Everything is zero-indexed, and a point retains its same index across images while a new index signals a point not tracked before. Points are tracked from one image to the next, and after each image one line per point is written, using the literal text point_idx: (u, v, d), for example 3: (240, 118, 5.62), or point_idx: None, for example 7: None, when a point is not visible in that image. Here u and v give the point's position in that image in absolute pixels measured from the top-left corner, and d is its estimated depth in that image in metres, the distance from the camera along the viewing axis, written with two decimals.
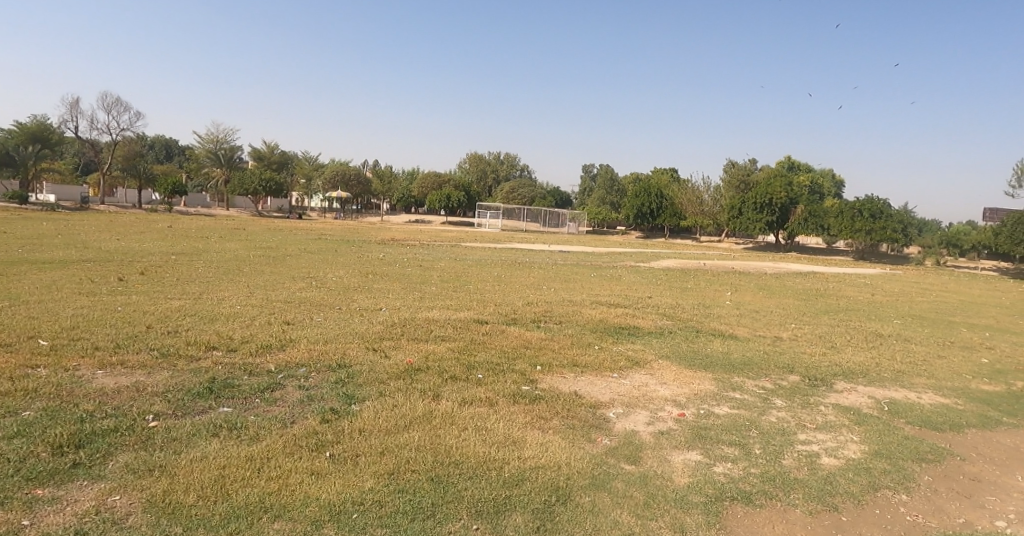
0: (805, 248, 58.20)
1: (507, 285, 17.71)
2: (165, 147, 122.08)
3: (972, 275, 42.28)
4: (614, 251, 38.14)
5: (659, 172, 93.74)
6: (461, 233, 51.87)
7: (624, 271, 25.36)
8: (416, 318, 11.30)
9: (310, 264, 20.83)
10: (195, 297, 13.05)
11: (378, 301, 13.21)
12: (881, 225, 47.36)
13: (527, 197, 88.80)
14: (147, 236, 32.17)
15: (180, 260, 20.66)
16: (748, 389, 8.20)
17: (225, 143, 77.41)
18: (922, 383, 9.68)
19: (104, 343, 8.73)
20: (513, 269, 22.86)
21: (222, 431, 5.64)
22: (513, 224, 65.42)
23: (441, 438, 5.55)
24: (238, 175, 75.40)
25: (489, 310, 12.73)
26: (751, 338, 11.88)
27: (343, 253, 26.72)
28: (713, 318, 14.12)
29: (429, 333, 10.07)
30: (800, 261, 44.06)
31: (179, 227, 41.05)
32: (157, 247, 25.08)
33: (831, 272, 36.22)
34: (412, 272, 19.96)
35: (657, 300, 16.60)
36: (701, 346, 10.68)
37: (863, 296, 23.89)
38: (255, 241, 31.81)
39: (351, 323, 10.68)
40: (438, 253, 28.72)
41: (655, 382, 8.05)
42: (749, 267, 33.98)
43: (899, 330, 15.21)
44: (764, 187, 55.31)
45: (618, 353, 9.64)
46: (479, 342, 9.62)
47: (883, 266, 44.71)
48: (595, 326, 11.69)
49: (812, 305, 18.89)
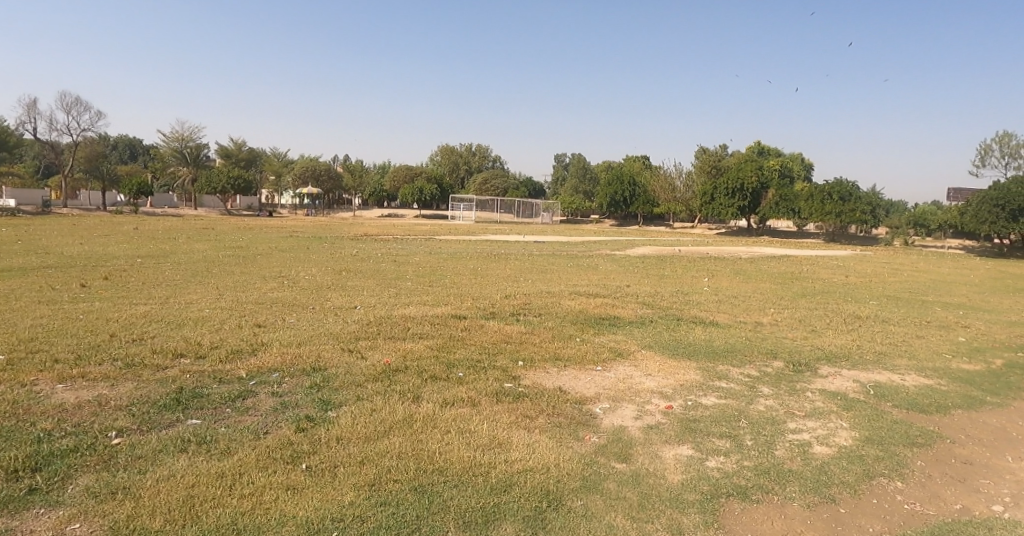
0: (777, 231, 58.75)
1: (484, 278, 17.46)
2: (129, 146, 119.26)
3: (940, 254, 42.99)
4: (589, 240, 38.04)
5: (631, 160, 93.96)
6: (436, 226, 51.40)
7: (601, 260, 25.26)
8: (393, 316, 11.00)
9: (282, 263, 20.36)
10: (161, 302, 12.60)
11: (352, 299, 12.88)
12: (851, 206, 47.93)
13: (500, 188, 88.46)
14: (112, 238, 31.31)
15: (146, 262, 20.06)
16: (734, 377, 8.07)
17: (190, 141, 75.80)
18: (904, 364, 9.66)
19: (63, 354, 8.31)
20: (490, 261, 22.60)
21: (190, 446, 5.34)
22: (487, 216, 65.10)
23: (423, 444, 5.31)
24: (205, 174, 73.92)
25: (467, 304, 12.47)
26: (733, 324, 11.79)
27: (315, 250, 26.23)
28: (692, 304, 14.03)
29: (406, 331, 9.78)
30: (773, 245, 44.41)
31: (145, 229, 40.06)
32: (122, 250, 24.35)
33: (804, 254, 36.55)
34: (387, 268, 19.61)
35: (636, 288, 16.48)
36: (683, 334, 10.55)
37: (837, 278, 24.06)
38: (224, 240, 31.12)
39: (325, 324, 10.36)
40: (413, 248, 28.36)
41: (640, 373, 7.88)
42: (724, 252, 34.10)
43: (876, 311, 15.27)
44: (735, 172, 55.66)
45: (601, 344, 9.46)
46: (458, 338, 9.36)
47: (854, 247, 45.31)
48: (576, 317, 11.49)
49: (789, 288, 18.93)
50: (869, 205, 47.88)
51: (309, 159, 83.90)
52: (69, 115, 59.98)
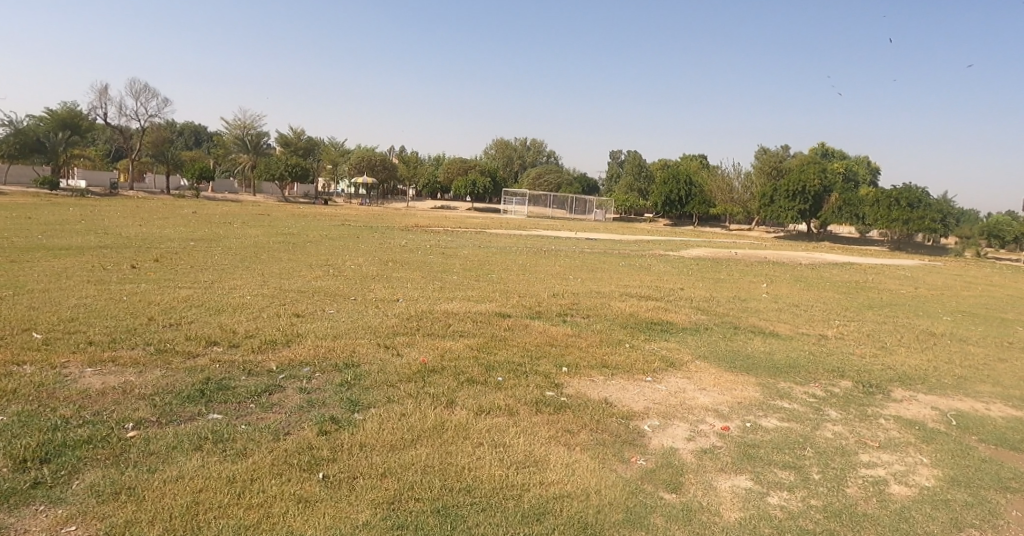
0: (839, 237, 56.41)
1: (531, 275, 16.95)
2: (194, 133, 123.08)
3: (1017, 268, 40.43)
4: (642, 239, 37.10)
5: (687, 159, 91.97)
6: (487, 219, 51.17)
7: (654, 261, 24.44)
8: (434, 311, 10.61)
9: (330, 252, 20.32)
10: (205, 287, 12.53)
11: (395, 292, 12.56)
12: (919, 214, 45.53)
13: (553, 184, 87.85)
14: (171, 221, 32.06)
15: (198, 247, 20.29)
16: (798, 397, 7.38)
17: (252, 129, 77.63)
18: (989, 391, 8.73)
19: (98, 336, 8.20)
20: (538, 258, 22.07)
21: (206, 444, 5.06)
22: (539, 211, 64.62)
23: (451, 457, 4.87)
24: (265, 161, 75.55)
25: (512, 301, 12.01)
26: (795, 336, 11.01)
27: (364, 240, 26.20)
28: (750, 312, 13.24)
29: (446, 327, 9.36)
30: (834, 251, 42.58)
31: (204, 213, 41.02)
32: (178, 234, 24.79)
33: (868, 263, 34.81)
34: (434, 260, 19.33)
35: (690, 292, 15.74)
36: (741, 345, 9.84)
37: (905, 290, 22.69)
38: (277, 227, 31.53)
39: (364, 316, 10.03)
40: (462, 240, 28.08)
41: (693, 387, 7.27)
42: (783, 257, 32.69)
43: (951, 328, 14.15)
44: (797, 174, 53.71)
45: (651, 352, 8.85)
46: (500, 338, 8.89)
47: (922, 257, 43.05)
48: (625, 321, 10.88)
49: (854, 299, 17.83)
50: (940, 213, 45.44)
51: (365, 150, 84.87)
52: (138, 101, 62.10)
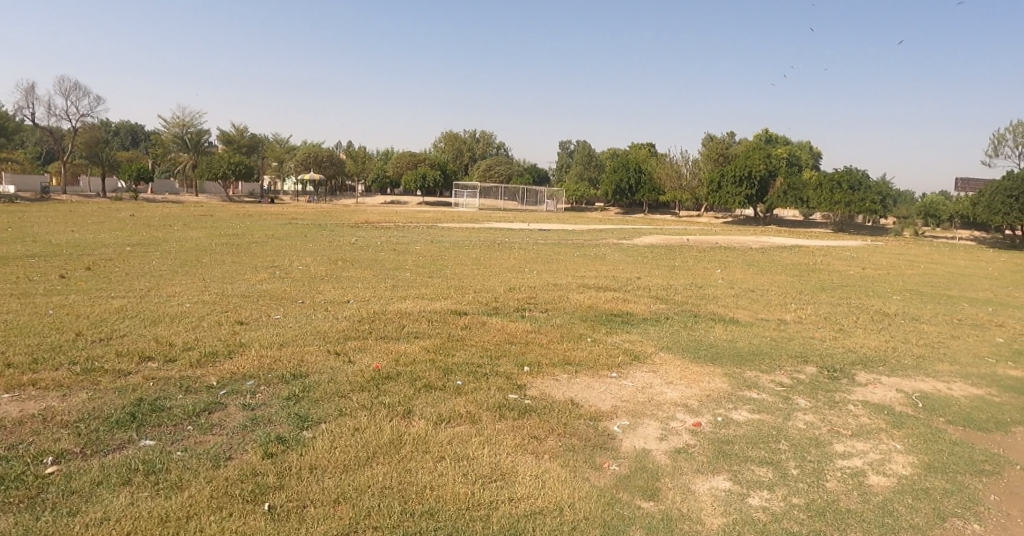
0: (785, 220, 57.66)
1: (487, 269, 16.57)
2: (130, 133, 118.43)
3: (953, 245, 41.93)
4: (596, 228, 37.07)
5: (637, 147, 92.77)
6: (439, 213, 50.56)
7: (608, 250, 24.36)
8: (387, 311, 10.13)
9: (276, 252, 19.53)
10: (140, 296, 11.76)
11: (345, 292, 12.02)
12: (861, 196, 46.81)
13: (504, 175, 87.51)
14: (106, 226, 30.60)
15: (135, 252, 19.27)
16: (765, 386, 7.21)
17: (191, 127, 75.00)
18: (948, 370, 8.76)
19: (16, 357, 7.48)
20: (492, 251, 21.71)
21: (135, 477, 4.56)
22: (491, 204, 64.24)
23: (410, 475, 4.50)
24: (207, 160, 73.05)
25: (468, 298, 11.62)
26: (755, 322, 10.92)
27: (312, 238, 25.39)
28: (708, 299, 13.15)
29: (400, 329, 8.91)
30: (781, 234, 43.44)
31: (142, 216, 39.31)
32: (113, 238, 23.58)
33: (815, 245, 35.54)
34: (386, 257, 18.77)
35: (647, 280, 15.61)
36: (703, 334, 9.67)
37: (853, 270, 23.14)
38: (220, 228, 30.33)
39: (312, 321, 9.50)
40: (414, 236, 27.49)
41: (660, 381, 7.02)
42: (733, 242, 33.11)
43: (902, 307, 14.35)
44: (743, 160, 54.66)
45: (614, 346, 8.59)
46: (458, 338, 8.49)
47: (864, 237, 44.30)
48: (585, 313, 10.61)
49: (806, 281, 18.02)
50: (880, 195, 46.81)
51: (311, 146, 82.94)
52: (68, 101, 59.20)
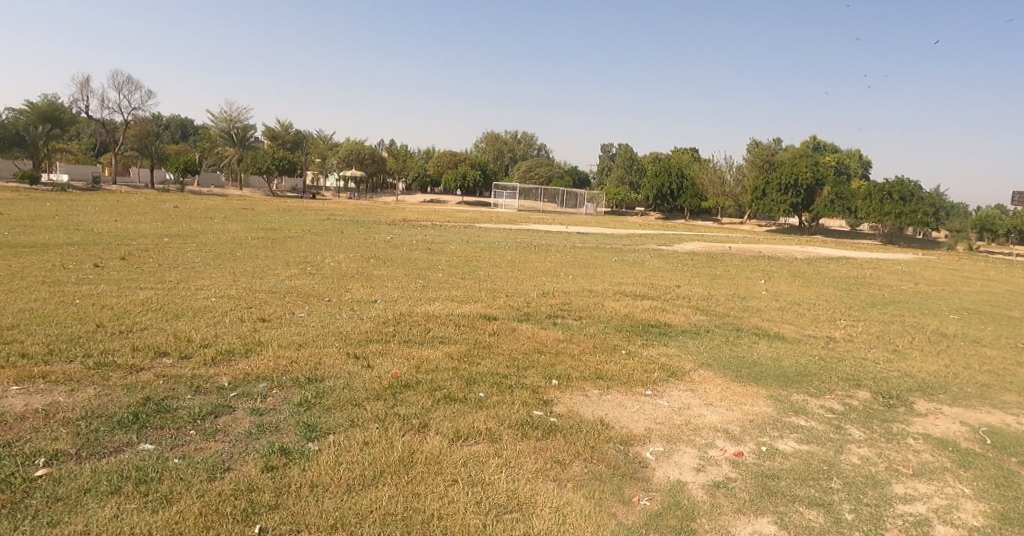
0: (831, 231, 55.92)
1: (520, 272, 16.14)
2: (181, 127, 121.54)
3: (1010, 262, 39.99)
4: (635, 233, 36.32)
5: (680, 152, 91.40)
6: (477, 213, 50.40)
7: (646, 256, 23.70)
8: (414, 313, 9.77)
9: (310, 248, 19.40)
10: (168, 289, 11.64)
11: (374, 291, 11.71)
12: (912, 208, 45.06)
13: (544, 177, 87.09)
14: (149, 216, 31.07)
15: (172, 243, 19.35)
16: (814, 412, 6.62)
17: (238, 122, 76.37)
18: (1016, 401, 8.03)
19: (33, 348, 7.32)
20: (527, 253, 21.25)
21: (126, 485, 4.27)
22: (530, 205, 63.82)
23: (418, 501, 4.13)
24: (252, 154, 74.13)
25: (499, 302, 11.20)
26: (802, 339, 10.25)
27: (347, 235, 25.31)
28: (751, 312, 12.48)
29: (425, 333, 8.53)
30: (827, 245, 42.04)
31: (186, 207, 39.93)
32: (154, 230, 23.83)
33: (864, 257, 34.22)
34: (419, 256, 18.50)
35: (686, 289, 15.00)
36: (745, 350, 9.07)
37: (905, 285, 22.09)
38: (259, 222, 30.52)
39: (336, 321, 9.18)
40: (450, 235, 27.24)
41: (699, 402, 6.50)
42: (777, 251, 32.02)
43: (961, 328, 13.46)
44: (789, 167, 53.17)
45: (650, 360, 8.06)
46: (485, 345, 8.07)
47: (915, 251, 42.57)
48: (620, 323, 10.10)
49: (855, 296, 17.14)
50: (932, 207, 44.98)
51: (354, 142, 83.57)
52: (120, 93, 60.66)
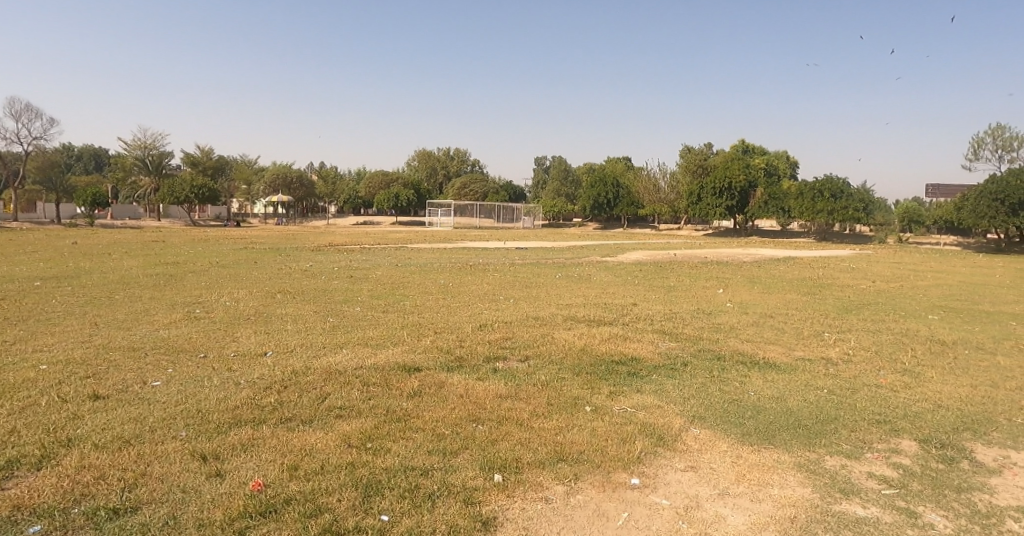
0: (767, 231, 55.80)
1: (455, 299, 13.92)
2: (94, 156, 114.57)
3: (941, 252, 40.15)
4: (577, 245, 34.46)
5: (613, 161, 91.31)
6: (411, 233, 47.73)
7: (592, 270, 21.79)
8: (311, 369, 7.43)
9: (210, 284, 16.69)
10: None
11: (266, 338, 9.25)
12: (843, 204, 44.87)
13: (479, 193, 85.22)
14: (36, 255, 27.42)
15: (42, 288, 16.36)
16: (870, 491, 4.71)
17: (153, 149, 71.72)
18: None
19: None
20: (463, 275, 19.04)
21: None
22: (467, 221, 61.53)
23: None
24: (168, 182, 69.38)
25: (425, 343, 8.95)
26: (797, 365, 8.40)
27: (259, 266, 22.51)
28: (725, 332, 10.57)
29: (318, 402, 6.19)
30: (768, 246, 41.37)
31: (85, 243, 36.04)
32: (30, 272, 20.48)
33: (808, 256, 33.30)
34: (338, 286, 16.07)
35: (645, 308, 13.12)
36: (738, 388, 7.12)
37: (862, 283, 20.94)
38: (165, 255, 27.25)
39: (200, 390, 6.77)
40: (378, 259, 24.79)
41: (709, 492, 4.53)
42: (722, 255, 30.80)
43: (951, 331, 11.94)
44: (722, 170, 52.69)
45: (625, 418, 5.98)
46: (400, 417, 5.80)
47: (852, 246, 42.29)
48: (578, 363, 8.03)
49: (824, 301, 15.56)
50: (862, 203, 44.84)
51: (279, 166, 79.65)
52: (17, 122, 55.54)
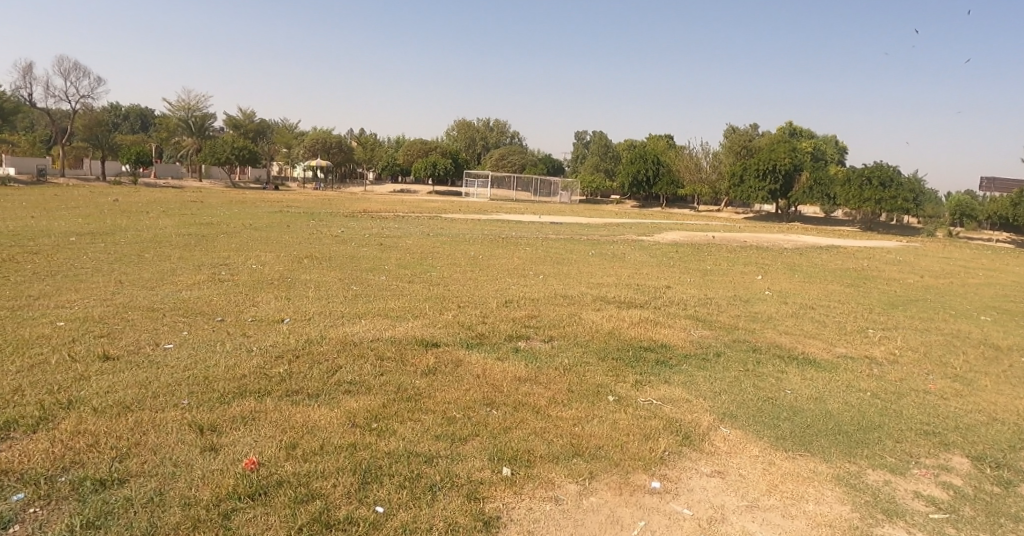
0: (810, 218, 54.16)
1: (483, 272, 13.56)
2: (142, 116, 117.00)
3: (994, 248, 38.37)
4: (612, 223, 33.77)
5: (655, 139, 89.38)
6: (446, 203, 47.56)
7: (626, 248, 21.23)
8: (325, 339, 7.18)
9: (240, 246, 16.63)
10: (13, 307, 8.89)
11: (286, 305, 9.03)
12: (892, 194, 43.12)
13: (517, 165, 84.52)
14: (79, 211, 27.90)
15: (77, 243, 16.49)
16: (915, 514, 4.29)
17: (197, 109, 72.68)
18: None
19: None
20: (494, 248, 18.68)
21: None
22: (503, 194, 61.11)
23: None
24: (210, 142, 70.18)
25: (448, 317, 8.65)
26: (838, 363, 7.88)
27: (291, 229, 22.45)
28: (763, 322, 10.03)
29: (327, 375, 5.93)
30: (810, 233, 40.04)
31: (127, 201, 36.61)
32: (68, 227, 20.76)
33: (853, 246, 32.11)
34: (366, 254, 15.87)
35: (679, 291, 12.61)
36: (773, 385, 6.67)
37: (909, 278, 20.00)
38: (201, 215, 27.43)
39: (210, 355, 6.57)
40: (410, 228, 24.53)
41: (736, 504, 4.17)
42: (762, 240, 29.80)
43: (1005, 334, 11.20)
44: (767, 153, 51.10)
45: (650, 412, 5.60)
46: (411, 396, 5.50)
47: (899, 238, 40.75)
48: (604, 347, 7.65)
49: (868, 294, 14.82)
50: (913, 193, 43.08)
51: (319, 130, 79.87)
52: (66, 79, 56.48)
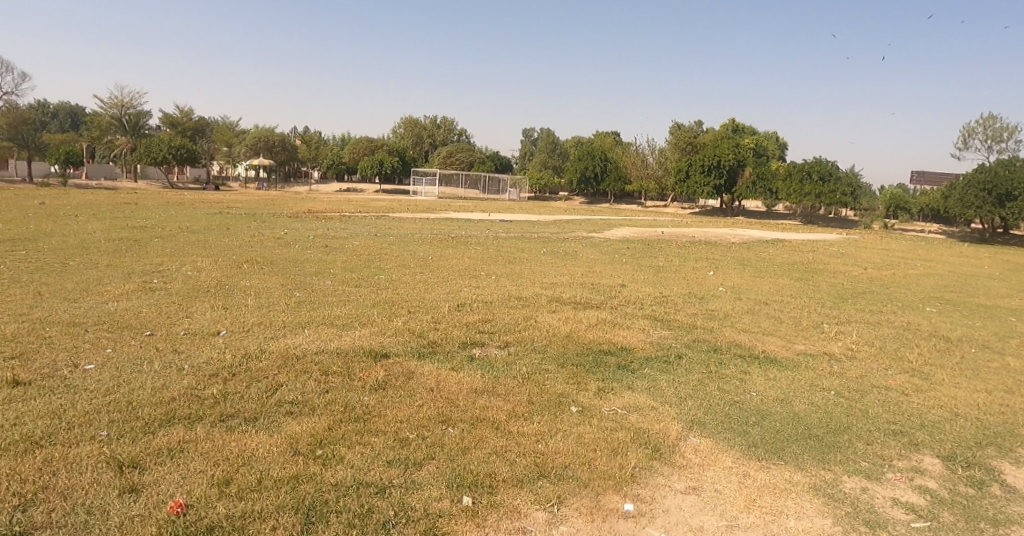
0: (753, 212, 55.26)
1: (433, 274, 13.09)
2: (71, 115, 111.67)
3: (927, 239, 39.78)
4: (562, 220, 33.64)
5: (602, 136, 89.90)
6: (394, 202, 46.62)
7: (578, 246, 21.02)
8: (265, 353, 6.65)
9: (175, 251, 15.70)
10: None
11: (222, 315, 8.42)
12: (831, 187, 44.28)
13: (465, 162, 83.88)
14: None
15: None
16: (897, 525, 4.12)
17: (130, 107, 69.67)
18: None
19: None
20: (444, 248, 18.19)
21: None
22: (451, 192, 60.46)
23: None
24: (145, 142, 67.21)
25: (397, 324, 8.18)
26: (799, 361, 7.75)
27: (231, 232, 21.48)
28: (720, 320, 9.89)
29: (266, 395, 5.44)
30: (755, 227, 40.78)
31: (54, 204, 34.60)
32: None
33: (797, 239, 32.74)
34: (310, 257, 15.19)
35: (634, 290, 12.40)
36: (738, 388, 6.46)
37: (853, 270, 20.36)
38: (135, 218, 26.04)
39: (136, 376, 5.97)
40: (356, 228, 23.81)
41: (715, 524, 3.93)
42: (709, 235, 30.07)
43: (951, 326, 11.37)
44: (711, 149, 51.86)
45: (616, 422, 5.30)
46: (359, 416, 5.07)
47: (839, 230, 41.87)
48: (564, 352, 7.33)
49: (817, 288, 14.93)
50: (850, 187, 44.30)
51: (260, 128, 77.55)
52: None
